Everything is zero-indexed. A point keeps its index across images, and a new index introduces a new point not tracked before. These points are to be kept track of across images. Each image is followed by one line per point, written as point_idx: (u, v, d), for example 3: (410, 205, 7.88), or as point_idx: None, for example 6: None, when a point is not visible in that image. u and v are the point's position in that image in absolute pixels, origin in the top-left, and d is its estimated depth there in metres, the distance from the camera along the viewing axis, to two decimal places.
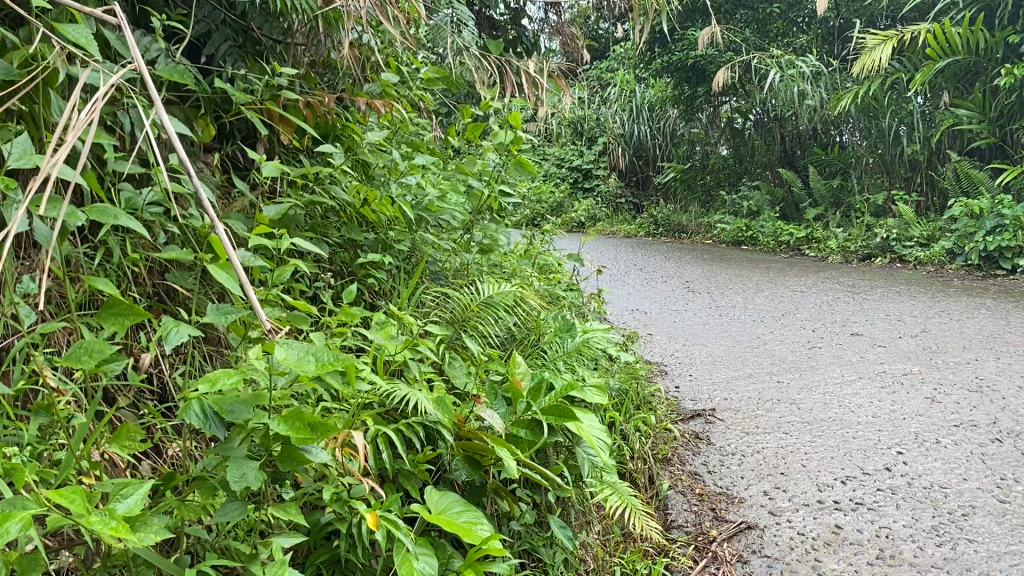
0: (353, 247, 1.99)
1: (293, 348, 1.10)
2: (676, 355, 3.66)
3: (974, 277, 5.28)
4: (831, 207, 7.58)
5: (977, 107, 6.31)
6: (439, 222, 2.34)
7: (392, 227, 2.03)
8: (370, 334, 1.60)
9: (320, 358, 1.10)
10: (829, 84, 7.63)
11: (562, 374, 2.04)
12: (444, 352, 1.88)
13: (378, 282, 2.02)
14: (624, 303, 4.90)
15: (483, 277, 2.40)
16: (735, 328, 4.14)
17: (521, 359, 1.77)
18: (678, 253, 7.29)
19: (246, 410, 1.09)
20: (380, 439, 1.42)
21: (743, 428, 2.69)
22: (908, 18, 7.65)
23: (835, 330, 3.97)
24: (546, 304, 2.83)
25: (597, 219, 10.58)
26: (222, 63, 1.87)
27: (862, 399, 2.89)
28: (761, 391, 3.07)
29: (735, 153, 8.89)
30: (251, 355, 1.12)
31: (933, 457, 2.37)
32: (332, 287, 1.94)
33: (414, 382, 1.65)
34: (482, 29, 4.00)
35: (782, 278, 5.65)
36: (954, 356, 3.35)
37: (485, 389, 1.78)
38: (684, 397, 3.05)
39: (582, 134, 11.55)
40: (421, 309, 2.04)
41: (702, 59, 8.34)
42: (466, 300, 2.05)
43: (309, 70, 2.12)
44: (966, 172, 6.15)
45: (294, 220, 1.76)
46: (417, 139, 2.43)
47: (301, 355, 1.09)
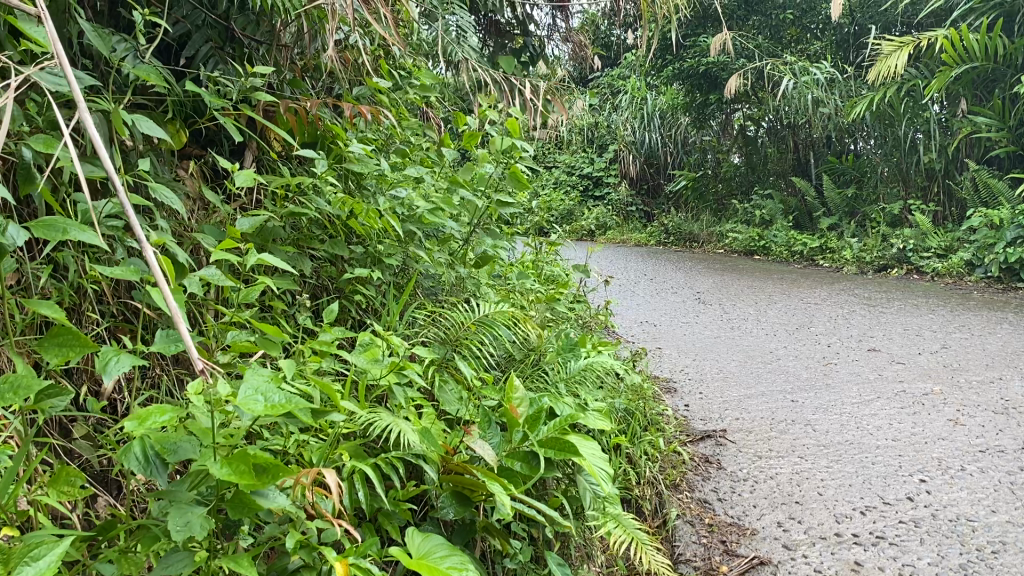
0: (341, 261, 1.87)
1: (245, 383, 0.97)
2: (686, 370, 3.52)
3: (994, 290, 5.12)
4: (846, 217, 7.44)
5: (997, 115, 6.14)
6: (435, 235, 2.23)
7: (382, 240, 1.91)
8: (353, 357, 1.50)
9: (274, 394, 0.98)
10: (844, 91, 7.48)
11: (563, 397, 1.92)
12: (433, 374, 1.76)
13: (366, 298, 1.90)
14: (633, 315, 4.78)
15: (481, 292, 2.28)
16: (746, 342, 4.01)
17: (519, 384, 1.66)
18: (689, 263, 7.15)
19: (192, 449, 0.98)
20: (357, 476, 1.30)
21: (756, 451, 2.56)
22: (925, 25, 7.44)
23: (851, 345, 3.82)
24: (548, 320, 2.71)
25: (608, 227, 10.45)
26: (201, 66, 1.78)
27: (881, 421, 2.75)
28: (774, 411, 2.93)
29: (747, 161, 8.75)
30: (189, 391, 0.98)
31: (958, 487, 2.22)
32: (315, 305, 1.82)
33: (400, 410, 1.53)
34: (489, 35, 3.87)
35: (795, 289, 5.51)
36: (976, 375, 3.20)
37: (478, 415, 1.67)
38: (694, 417, 2.92)
39: (593, 142, 11.43)
40: (413, 328, 1.91)
41: (713, 66, 8.20)
42: (461, 319, 1.92)
43: (295, 75, 2.02)
44: (984, 181, 5.99)
45: (273, 233, 1.64)
46: (411, 146, 2.32)
47: (250, 393, 0.97)
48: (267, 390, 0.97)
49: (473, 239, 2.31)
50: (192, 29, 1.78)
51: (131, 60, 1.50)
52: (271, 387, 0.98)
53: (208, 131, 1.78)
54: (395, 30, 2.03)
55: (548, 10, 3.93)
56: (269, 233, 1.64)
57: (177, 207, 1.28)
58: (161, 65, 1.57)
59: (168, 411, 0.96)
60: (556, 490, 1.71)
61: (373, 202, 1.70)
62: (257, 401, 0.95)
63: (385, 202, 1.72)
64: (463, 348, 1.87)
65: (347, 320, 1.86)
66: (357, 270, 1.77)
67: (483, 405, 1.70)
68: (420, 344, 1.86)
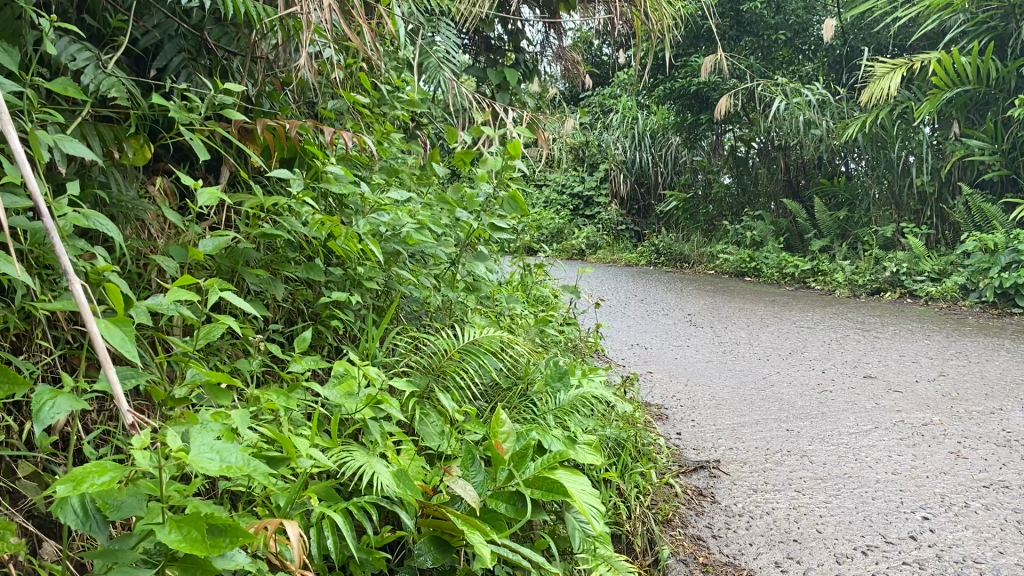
0: (317, 285, 1.77)
1: (198, 440, 0.86)
2: (677, 397, 3.42)
3: (989, 315, 5.05)
4: (837, 239, 7.39)
5: (989, 138, 6.10)
6: (419, 257, 2.13)
7: (363, 263, 1.81)
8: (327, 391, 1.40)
9: (229, 453, 0.86)
10: (835, 112, 7.44)
11: (553, 431, 1.81)
12: (415, 406, 1.66)
13: (345, 324, 1.80)
14: (624, 337, 4.68)
15: (468, 317, 2.17)
16: (739, 367, 3.92)
17: (506, 418, 1.56)
18: (680, 283, 7.07)
19: (138, 506, 0.87)
20: (327, 522, 1.20)
21: (751, 484, 2.46)
22: (917, 47, 7.45)
23: (846, 372, 3.73)
24: (537, 345, 2.60)
25: (598, 246, 10.36)
26: (173, 78, 1.71)
27: (879, 454, 2.66)
28: (769, 441, 2.84)
29: (739, 182, 8.72)
30: (134, 447, 0.85)
31: (962, 525, 2.13)
32: (289, 331, 1.71)
33: (376, 447, 1.44)
34: (479, 51, 3.82)
35: (787, 312, 5.43)
36: (976, 405, 3.11)
37: (460, 450, 1.57)
38: (687, 446, 2.82)
39: (583, 161, 11.39)
40: (393, 355, 1.79)
41: (705, 86, 8.17)
42: (445, 345, 1.81)
43: (273, 90, 1.92)
44: (978, 205, 5.94)
45: (246, 255, 1.53)
46: (397, 164, 2.22)
47: (204, 450, 0.86)
48: (223, 450, 0.86)
49: (461, 261, 2.20)
50: (163, 38, 1.71)
51: (92, 70, 1.40)
52: (227, 446, 0.87)
53: (179, 147, 1.69)
54: (375, 42, 1.93)
55: (540, 25, 3.86)
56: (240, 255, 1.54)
57: (113, 233, 1.18)
58: (124, 76, 1.47)
59: (110, 470, 0.83)
60: (543, 532, 1.61)
61: (356, 223, 1.60)
62: (211, 461, 0.84)
63: (368, 223, 1.62)
64: (447, 379, 1.75)
65: (322, 347, 1.75)
66: (334, 294, 1.67)
67: (467, 439, 1.59)
68: (400, 373, 1.75)
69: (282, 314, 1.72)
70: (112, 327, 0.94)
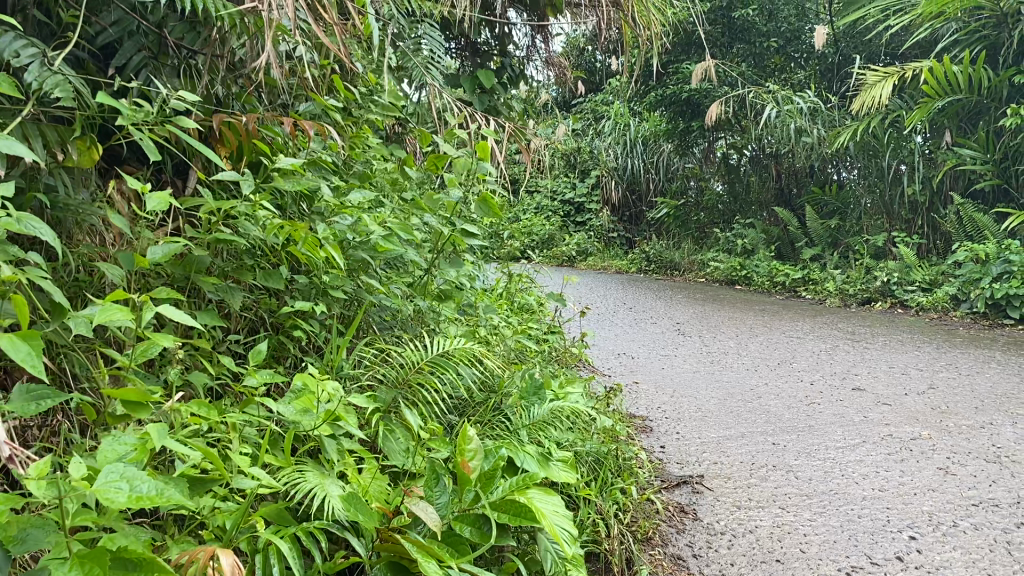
0: (280, 294, 1.70)
1: (106, 467, 0.79)
2: (662, 408, 3.35)
3: (980, 326, 4.99)
4: (829, 247, 7.34)
5: (981, 148, 6.06)
6: (391, 265, 2.06)
7: (329, 271, 1.74)
8: (282, 408, 1.34)
9: (135, 480, 0.78)
10: (827, 120, 7.40)
11: (527, 448, 1.74)
12: (379, 422, 1.58)
13: (309, 335, 1.73)
14: (610, 345, 4.62)
15: (441, 328, 2.10)
16: (727, 378, 3.85)
17: (474, 436, 1.50)
18: (670, 292, 7.00)
19: (44, 539, 0.79)
20: (273, 549, 1.13)
21: (735, 501, 2.39)
22: (908, 56, 7.41)
23: (834, 384, 3.66)
24: (516, 357, 2.53)
25: (589, 253, 10.29)
26: (132, 77, 1.65)
27: (867, 470, 2.59)
28: (754, 455, 2.77)
29: (731, 190, 8.66)
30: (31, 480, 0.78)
31: (950, 546, 2.06)
32: (248, 342, 1.64)
33: (333, 466, 1.37)
34: (466, 55, 3.77)
35: (777, 322, 5.37)
36: (966, 420, 3.05)
37: (425, 470, 1.50)
38: (670, 460, 2.74)
39: (575, 167, 11.34)
40: (358, 367, 1.72)
41: (696, 93, 8.13)
42: (413, 357, 1.73)
43: (238, 90, 1.85)
44: (970, 215, 5.89)
45: (200, 261, 1.46)
46: (368, 170, 2.15)
47: (112, 479, 0.78)
48: (134, 476, 0.79)
49: (433, 269, 2.12)
50: (122, 35, 1.65)
51: (37, 67, 1.32)
52: (139, 473, 0.79)
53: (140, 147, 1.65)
54: (344, 41, 1.86)
55: (527, 29, 3.81)
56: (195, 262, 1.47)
57: (47, 238, 1.10)
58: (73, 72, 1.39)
59: None
60: (513, 554, 1.53)
61: (318, 228, 1.53)
62: (118, 490, 0.76)
63: (329, 227, 1.55)
64: (414, 393, 1.68)
65: (285, 359, 1.67)
66: (297, 303, 1.60)
67: (433, 457, 1.52)
68: (366, 386, 1.67)
69: (243, 324, 1.65)
70: (19, 343, 0.87)
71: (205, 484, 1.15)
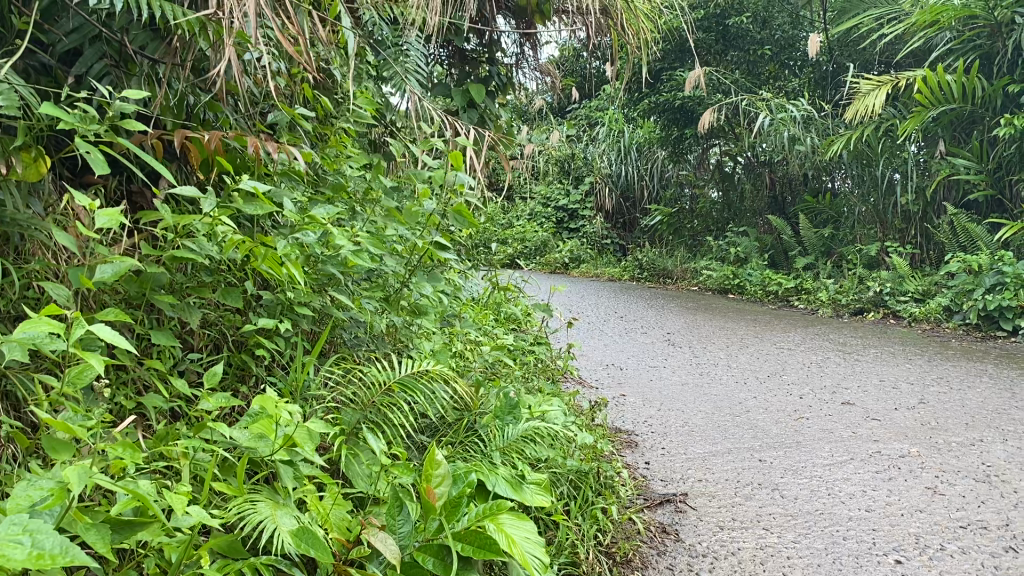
0: (244, 311, 1.65)
1: (7, 522, 0.81)
2: (649, 422, 3.29)
3: (973, 338, 4.94)
4: (822, 256, 7.29)
5: (975, 157, 6.02)
6: (362, 279, 2.00)
7: (294, 288, 1.69)
8: (235, 433, 1.30)
9: (36, 535, 0.81)
10: (820, 129, 7.37)
11: (499, 470, 1.68)
12: (341, 445, 1.53)
13: (273, 353, 1.68)
14: (599, 356, 4.56)
15: (415, 345, 2.04)
16: (714, 391, 3.79)
17: (441, 461, 1.44)
18: (662, 300, 6.95)
19: None
20: None
21: (719, 521, 2.32)
22: (903, 64, 7.37)
23: (823, 398, 3.61)
24: (496, 372, 2.47)
25: (582, 260, 10.22)
26: (93, 85, 1.62)
27: (854, 488, 2.54)
28: (740, 472, 2.71)
29: (725, 198, 8.62)
30: None
31: (936, 570, 2.01)
32: (208, 360, 1.60)
33: (290, 494, 1.32)
34: (453, 62, 3.71)
35: (768, 333, 5.32)
36: (955, 436, 3.00)
37: (389, 496, 1.44)
38: (654, 477, 2.69)
39: (569, 173, 11.31)
40: (324, 387, 1.67)
41: (690, 100, 8.10)
42: (381, 377, 1.68)
43: (206, 99, 1.81)
44: (963, 225, 5.85)
45: (156, 278, 1.43)
46: (342, 182, 2.11)
47: (13, 534, 0.80)
48: (37, 532, 0.81)
49: (407, 283, 2.07)
50: (83, 41, 1.60)
51: None
52: (42, 527, 0.82)
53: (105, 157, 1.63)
54: (311, 49, 1.80)
55: (515, 36, 3.75)
56: (152, 278, 1.44)
57: None
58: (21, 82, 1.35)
59: None
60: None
61: (279, 244, 1.50)
62: (20, 546, 0.79)
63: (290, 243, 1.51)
64: (381, 416, 1.62)
65: (247, 379, 1.64)
66: (260, 320, 1.57)
67: (397, 483, 1.46)
68: (330, 408, 1.63)
69: (205, 341, 1.63)
70: None
71: (133, 528, 1.04)
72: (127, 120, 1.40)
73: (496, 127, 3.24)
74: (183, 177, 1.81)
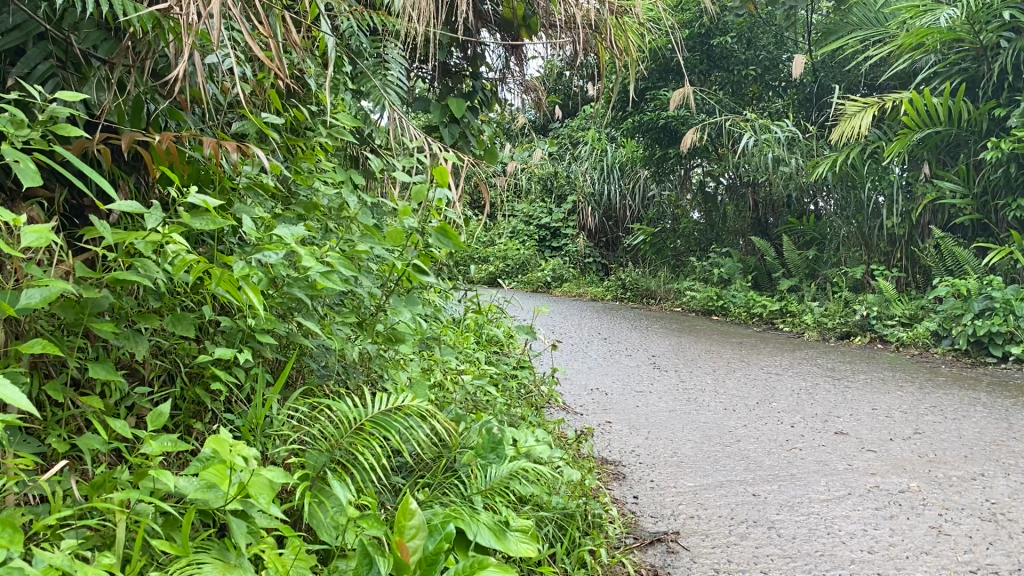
0: (199, 339, 1.50)
1: None
2: (637, 452, 3.15)
3: (963, 365, 4.85)
4: (806, 278, 7.20)
5: (961, 181, 5.97)
6: (333, 303, 1.85)
7: (258, 315, 1.54)
8: (180, 482, 1.16)
9: None
10: (805, 150, 7.30)
11: (480, 516, 1.52)
12: (304, 493, 1.37)
13: (231, 387, 1.52)
14: (583, 380, 4.41)
15: (389, 375, 1.89)
16: (703, 418, 3.66)
17: (415, 510, 1.28)
18: (645, 321, 6.83)
19: None
20: None
21: (714, 562, 2.17)
22: (888, 86, 7.33)
23: (816, 427, 3.48)
24: (478, 404, 2.31)
25: (565, 279, 10.07)
26: (38, 88, 1.47)
27: (854, 527, 2.40)
28: (734, 509, 2.57)
29: (707, 218, 8.53)
30: None
31: None
32: (157, 393, 1.45)
33: (243, 553, 1.17)
34: (436, 76, 3.60)
35: (754, 356, 5.20)
36: (956, 470, 2.88)
37: (356, 551, 1.28)
38: (643, 514, 2.53)
39: (551, 192, 11.25)
40: (287, 426, 1.52)
41: (674, 119, 8.03)
42: (351, 415, 1.52)
43: (166, 107, 1.66)
44: (950, 249, 5.76)
45: (97, 304, 1.30)
46: (315, 198, 1.95)
47: None
48: None
49: (383, 307, 1.92)
50: (26, 40, 1.46)
51: None
52: None
53: (51, 166, 1.49)
54: (277, 49, 1.65)
55: (501, 51, 3.63)
56: (93, 304, 1.29)
57: None
58: None
59: None
60: None
61: (236, 267, 1.33)
62: None
63: (249, 267, 1.36)
64: (347, 462, 1.44)
65: (203, 415, 1.49)
66: (217, 350, 1.43)
67: (367, 536, 1.31)
68: (294, 450, 1.47)
69: (157, 372, 1.47)
70: None
71: None
72: (61, 125, 1.27)
73: (477, 148, 3.10)
74: (140, 191, 1.67)
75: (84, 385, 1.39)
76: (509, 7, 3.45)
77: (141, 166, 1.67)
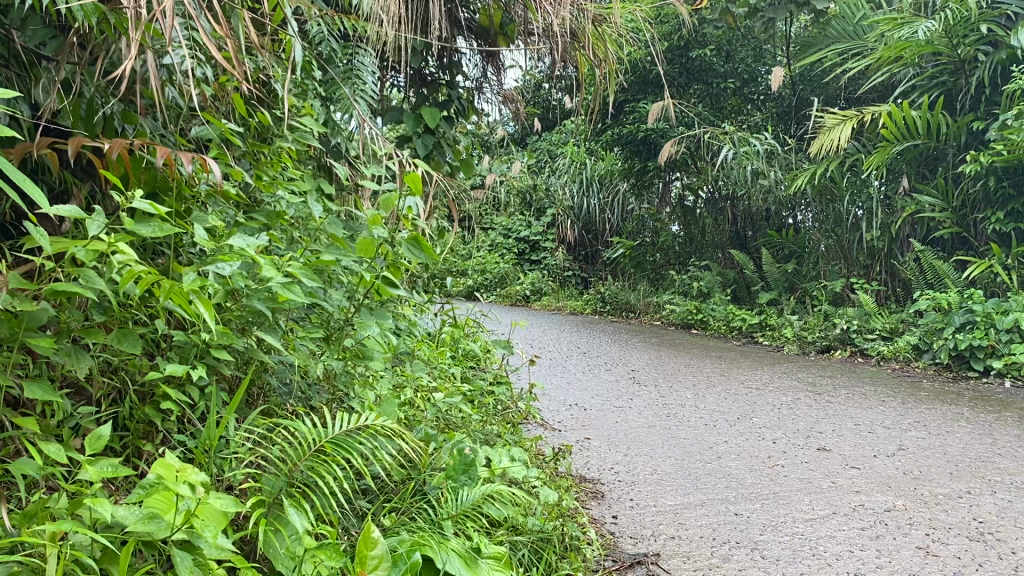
0: (150, 356, 1.40)
1: None
2: (616, 470, 3.06)
3: (945, 379, 4.81)
4: (785, 292, 7.16)
5: (940, 195, 5.97)
6: (297, 317, 1.75)
7: (214, 330, 1.44)
8: (117, 510, 1.06)
9: None
10: (784, 163, 7.29)
11: (451, 544, 1.43)
12: (258, 522, 1.27)
13: (183, 407, 1.42)
14: (561, 395, 4.33)
15: (356, 394, 1.80)
16: (683, 433, 3.58)
17: (378, 541, 1.19)
18: (625, 335, 6.78)
19: None
20: None
21: None
22: (865, 100, 7.35)
23: (798, 443, 3.42)
24: (450, 422, 2.22)
25: (543, 292, 9.99)
26: None
27: (840, 548, 2.32)
28: (716, 528, 2.49)
29: (686, 231, 8.49)
30: None
31: None
32: (103, 413, 1.35)
33: None
34: (412, 85, 3.52)
35: (734, 370, 5.14)
36: (942, 488, 2.81)
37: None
38: (623, 534, 2.44)
39: (530, 206, 11.23)
40: (244, 447, 1.42)
41: (653, 132, 8.02)
42: (312, 437, 1.42)
43: (122, 111, 1.57)
44: (930, 263, 5.74)
45: (35, 318, 1.20)
46: (279, 207, 1.85)
47: None
48: None
49: (351, 321, 1.83)
50: None
51: None
52: None
53: None
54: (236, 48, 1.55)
55: (477, 60, 3.57)
56: (30, 317, 1.20)
57: None
58: None
59: None
60: None
61: (185, 278, 1.23)
62: None
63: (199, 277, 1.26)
64: (306, 488, 1.35)
65: (154, 437, 1.39)
66: (169, 366, 1.34)
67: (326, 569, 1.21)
68: (251, 475, 1.37)
69: (105, 391, 1.38)
70: None
71: None
72: None
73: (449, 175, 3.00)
74: (96, 199, 1.58)
75: (21, 405, 1.29)
76: (486, 14, 3.38)
77: (96, 173, 1.58)
